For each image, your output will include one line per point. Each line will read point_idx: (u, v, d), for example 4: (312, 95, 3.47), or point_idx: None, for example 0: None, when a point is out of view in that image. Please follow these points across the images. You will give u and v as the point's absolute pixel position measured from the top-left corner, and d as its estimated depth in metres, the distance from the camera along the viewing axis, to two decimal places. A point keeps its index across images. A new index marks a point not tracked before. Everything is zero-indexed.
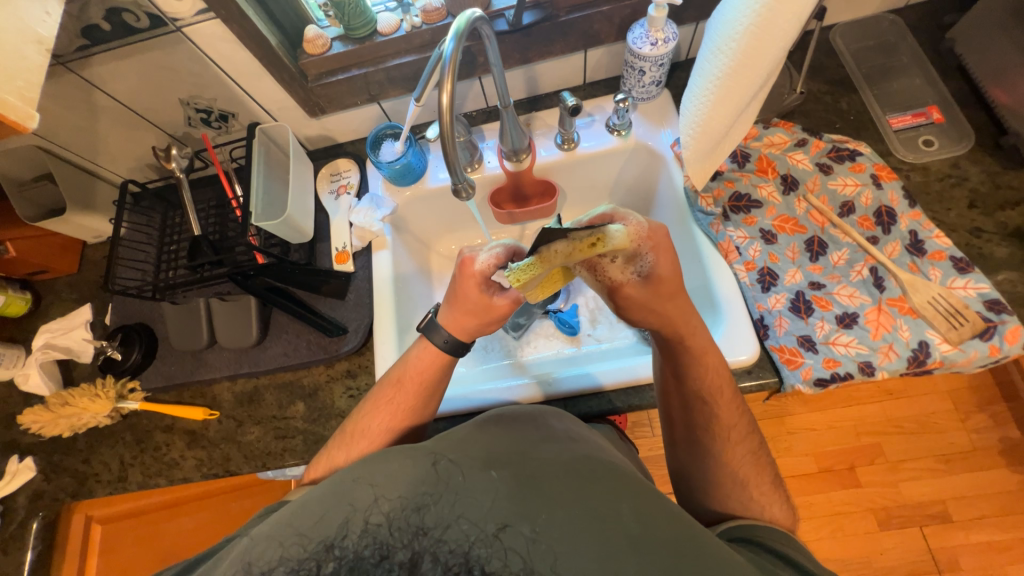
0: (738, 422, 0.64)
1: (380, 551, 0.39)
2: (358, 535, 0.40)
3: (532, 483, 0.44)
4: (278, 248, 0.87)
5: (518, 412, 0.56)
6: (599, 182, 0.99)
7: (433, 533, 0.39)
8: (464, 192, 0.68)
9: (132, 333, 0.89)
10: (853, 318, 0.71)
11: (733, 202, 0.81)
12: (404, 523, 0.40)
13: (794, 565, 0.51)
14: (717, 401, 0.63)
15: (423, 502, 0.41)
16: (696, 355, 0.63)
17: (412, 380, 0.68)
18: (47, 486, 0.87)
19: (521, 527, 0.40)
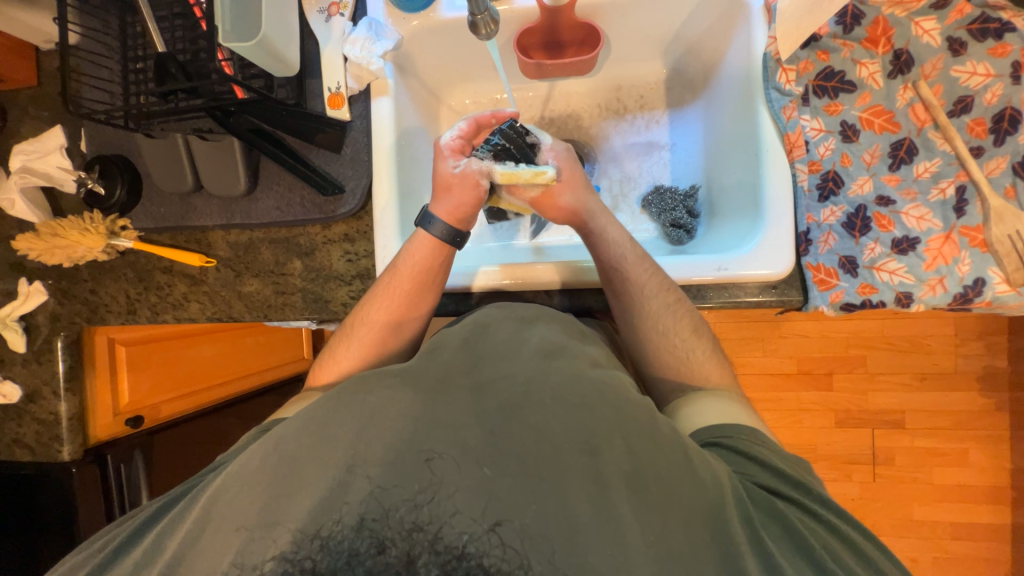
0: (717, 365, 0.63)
1: (376, 544, 0.34)
2: (349, 524, 0.35)
3: (537, 459, 0.38)
4: (261, 81, 0.73)
5: (517, 333, 0.54)
6: (653, 36, 0.80)
7: (430, 529, 0.34)
8: (483, 27, 0.60)
9: (112, 165, 0.81)
10: (912, 243, 0.62)
11: (820, 81, 0.64)
12: (399, 515, 0.35)
13: (767, 466, 0.48)
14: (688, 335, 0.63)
15: (418, 499, 0.36)
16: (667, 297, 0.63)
17: (410, 270, 0.66)
18: (62, 310, 0.90)
19: (516, 521, 0.36)
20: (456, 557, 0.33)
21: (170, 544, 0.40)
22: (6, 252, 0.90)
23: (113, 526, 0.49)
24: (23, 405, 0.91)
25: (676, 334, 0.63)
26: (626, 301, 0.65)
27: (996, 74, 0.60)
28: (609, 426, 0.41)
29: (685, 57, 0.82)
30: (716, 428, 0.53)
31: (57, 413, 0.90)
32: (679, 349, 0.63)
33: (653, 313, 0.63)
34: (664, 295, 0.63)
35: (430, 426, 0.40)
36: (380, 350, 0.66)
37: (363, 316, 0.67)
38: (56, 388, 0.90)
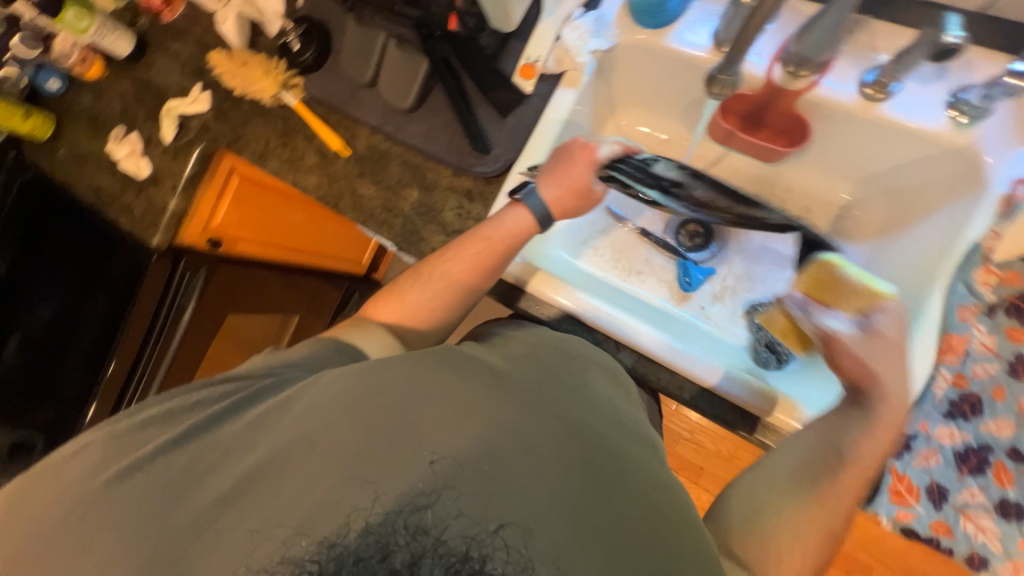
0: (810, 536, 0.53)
1: (381, 549, 0.38)
2: (358, 533, 0.40)
3: (538, 514, 0.43)
4: (473, 20, 0.75)
5: (558, 363, 0.59)
6: (861, 164, 0.73)
7: (433, 532, 0.40)
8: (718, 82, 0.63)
9: (314, 30, 0.87)
10: (1019, 512, 0.59)
11: (1021, 300, 0.55)
12: (401, 522, 0.41)
13: None
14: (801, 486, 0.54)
15: (422, 503, 0.42)
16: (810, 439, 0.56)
17: (501, 240, 0.66)
18: (213, 125, 0.99)
19: (519, 526, 0.42)
20: (460, 559, 0.38)
21: (267, 437, 0.49)
22: (197, 56, 1.00)
23: (205, 383, 0.56)
24: (146, 184, 1.02)
25: (813, 517, 0.52)
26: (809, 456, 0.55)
27: None
28: (597, 510, 0.45)
29: (880, 196, 0.75)
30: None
31: (167, 206, 1.01)
32: (800, 534, 0.52)
33: (816, 476, 0.54)
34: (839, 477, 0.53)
35: (453, 436, 0.46)
36: (434, 306, 0.66)
37: (434, 262, 0.67)
38: (177, 185, 1.01)
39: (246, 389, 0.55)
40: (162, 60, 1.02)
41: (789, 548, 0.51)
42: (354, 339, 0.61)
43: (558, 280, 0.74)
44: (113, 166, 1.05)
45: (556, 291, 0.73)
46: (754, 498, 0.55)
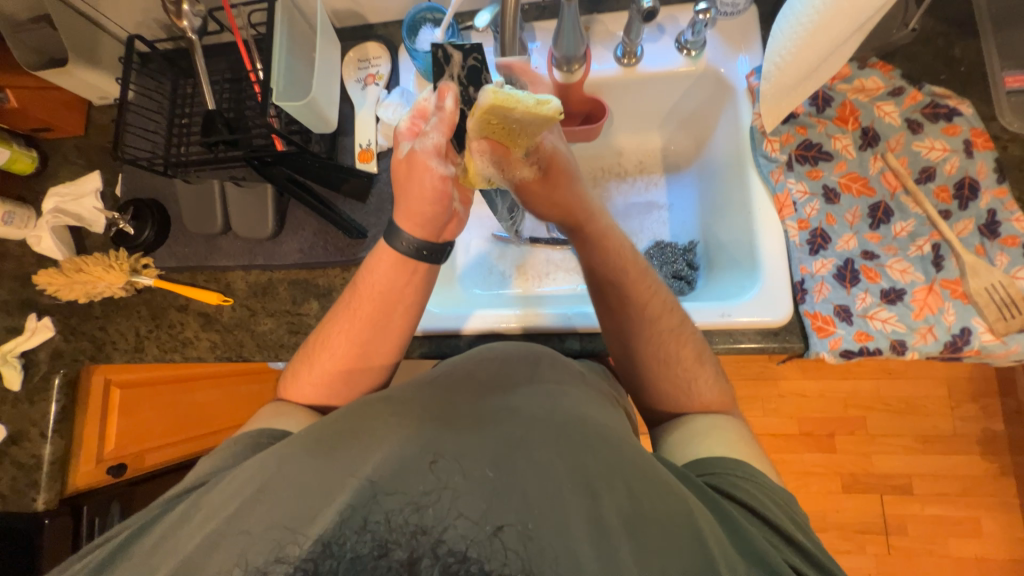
0: (700, 374, 0.64)
1: (379, 548, 0.35)
2: (357, 532, 0.36)
3: (540, 493, 0.39)
4: (299, 136, 0.79)
5: (513, 360, 0.59)
6: (653, 111, 0.90)
7: (433, 532, 0.36)
8: None
9: (144, 208, 0.85)
10: (899, 294, 0.67)
11: (801, 150, 0.73)
12: (400, 520, 0.36)
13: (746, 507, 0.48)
14: (670, 362, 0.64)
15: (422, 501, 0.38)
16: (650, 339, 0.65)
17: (399, 305, 0.67)
18: (66, 346, 0.89)
19: (518, 525, 0.37)
20: (458, 560, 0.34)
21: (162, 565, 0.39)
22: (20, 288, 0.91)
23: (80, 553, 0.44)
24: (5, 446, 0.86)
25: (680, 362, 0.64)
26: (626, 321, 0.65)
27: (951, 149, 0.69)
28: (604, 464, 0.43)
29: (680, 129, 0.92)
30: (728, 460, 0.53)
31: (40, 456, 0.86)
32: (681, 378, 0.64)
33: (653, 338, 0.64)
34: (666, 318, 0.65)
35: (438, 446, 0.42)
36: (346, 382, 0.67)
37: (323, 342, 0.68)
38: (45, 430, 0.87)
39: (116, 540, 0.44)
40: None
41: (669, 385, 0.65)
42: None
43: (437, 314, 0.79)
44: None
45: (451, 327, 0.78)
46: (645, 372, 0.66)
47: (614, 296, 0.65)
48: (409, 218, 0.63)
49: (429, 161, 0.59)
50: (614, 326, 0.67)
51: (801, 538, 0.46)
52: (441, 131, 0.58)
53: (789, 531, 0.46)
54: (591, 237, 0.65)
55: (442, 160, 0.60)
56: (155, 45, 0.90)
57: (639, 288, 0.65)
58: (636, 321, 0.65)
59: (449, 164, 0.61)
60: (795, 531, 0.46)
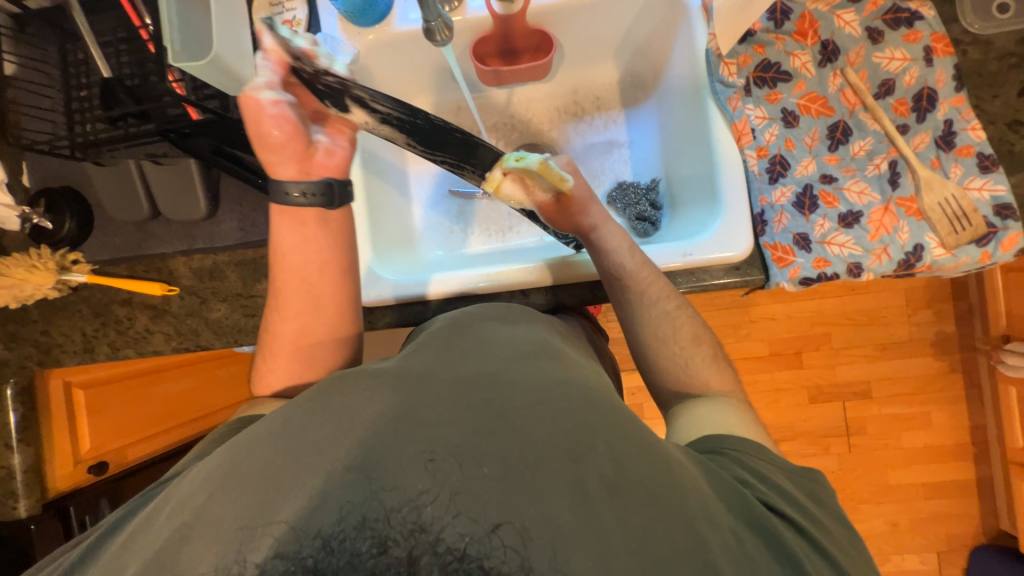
0: (698, 350, 0.65)
1: (378, 543, 0.33)
2: (357, 529, 0.33)
3: (521, 462, 0.38)
4: (215, 101, 0.73)
5: (492, 329, 0.57)
6: (605, 39, 0.83)
7: (433, 530, 0.33)
8: (437, 34, 0.67)
9: (59, 197, 0.77)
10: (856, 217, 0.66)
11: (760, 72, 0.69)
12: (400, 517, 0.34)
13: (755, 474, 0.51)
14: (669, 343, 0.65)
15: (422, 499, 0.35)
16: (652, 321, 0.65)
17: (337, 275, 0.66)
18: (9, 355, 0.84)
19: (515, 522, 0.35)
20: (457, 558, 0.33)
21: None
22: None
23: (59, 553, 0.45)
24: None
25: (678, 341, 0.65)
26: (629, 308, 0.66)
27: (911, 58, 0.66)
28: (586, 429, 0.41)
29: (635, 58, 0.86)
30: (714, 438, 0.55)
31: (9, 467, 0.84)
32: (679, 358, 0.65)
33: (653, 320, 0.65)
34: (665, 302, 0.65)
35: (416, 428, 0.39)
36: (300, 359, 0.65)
37: (268, 324, 0.66)
38: (8, 441, 0.83)
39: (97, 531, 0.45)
40: None
41: (668, 363, 0.65)
42: None
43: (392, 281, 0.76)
44: None
45: (410, 294, 0.75)
46: (646, 355, 0.66)
47: (616, 284, 0.66)
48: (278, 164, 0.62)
49: (260, 95, 0.58)
50: (619, 313, 0.68)
51: (787, 490, 0.50)
52: (268, 64, 0.58)
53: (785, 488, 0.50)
54: (596, 237, 0.68)
55: (274, 90, 0.59)
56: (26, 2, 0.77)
57: (639, 276, 0.65)
58: (638, 308, 0.66)
59: (284, 92, 0.59)
60: (784, 486, 0.50)
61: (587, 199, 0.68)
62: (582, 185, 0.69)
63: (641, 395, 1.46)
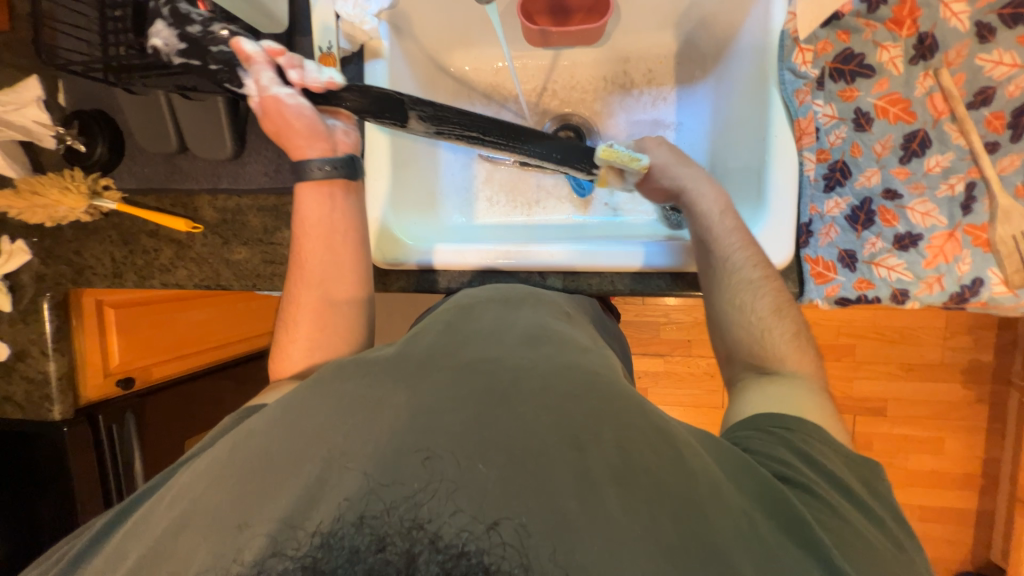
0: (782, 327, 0.58)
1: (375, 542, 0.31)
2: (353, 525, 0.32)
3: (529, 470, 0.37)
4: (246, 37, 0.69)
5: (502, 313, 0.56)
6: (667, 4, 0.75)
7: (430, 527, 0.32)
8: None
9: (91, 121, 0.77)
10: (914, 240, 0.61)
11: (838, 63, 0.61)
12: (398, 512, 0.33)
13: (824, 471, 0.46)
14: (749, 313, 0.59)
15: (418, 498, 0.34)
16: (726, 286, 0.61)
17: (346, 235, 0.66)
18: (46, 270, 0.87)
19: (513, 519, 0.33)
20: (455, 555, 0.31)
21: (144, 530, 0.39)
22: None
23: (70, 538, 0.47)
24: (12, 363, 0.90)
25: (757, 310, 0.59)
26: (709, 273, 0.63)
27: (1022, 65, 0.57)
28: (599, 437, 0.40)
29: (698, 29, 0.77)
30: (782, 418, 0.51)
31: (46, 372, 0.90)
32: (755, 328, 0.59)
33: (731, 286, 0.61)
34: (748, 267, 0.61)
35: (428, 423, 0.39)
36: (315, 324, 0.64)
37: (292, 298, 0.66)
38: (44, 348, 0.89)
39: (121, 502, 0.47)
40: None
41: (746, 338, 0.59)
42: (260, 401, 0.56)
43: (410, 247, 0.75)
44: None
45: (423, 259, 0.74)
46: (721, 325, 0.62)
47: (698, 242, 0.64)
48: (305, 147, 0.63)
49: (274, 92, 0.61)
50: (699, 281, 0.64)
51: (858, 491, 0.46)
52: (258, 66, 0.60)
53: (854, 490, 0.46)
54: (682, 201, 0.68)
55: (284, 85, 0.62)
56: None
57: (722, 236, 0.63)
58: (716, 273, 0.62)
59: (292, 86, 0.62)
60: (830, 464, 0.47)
61: (673, 169, 0.70)
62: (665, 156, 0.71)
63: (647, 382, 1.45)
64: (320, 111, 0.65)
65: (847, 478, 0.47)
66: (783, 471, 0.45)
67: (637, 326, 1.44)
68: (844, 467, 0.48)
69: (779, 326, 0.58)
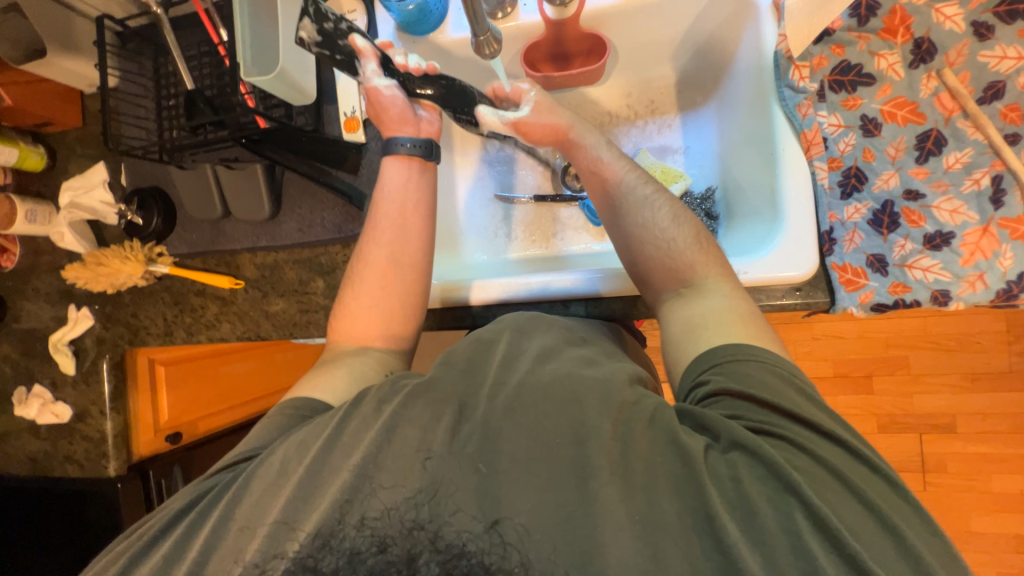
0: (681, 237, 0.61)
1: (379, 543, 0.40)
2: (358, 526, 0.41)
3: None
4: (280, 110, 0.77)
5: (525, 339, 0.57)
6: (662, 39, 0.79)
7: (430, 528, 0.41)
8: (486, 48, 0.67)
9: (149, 197, 0.86)
10: (946, 238, 0.59)
11: (836, 75, 0.62)
12: (401, 516, 0.42)
13: (765, 403, 0.45)
14: (651, 232, 0.62)
15: (420, 499, 0.42)
16: (631, 217, 0.64)
17: (415, 211, 0.71)
18: (106, 333, 0.95)
19: (509, 520, 0.41)
20: (455, 554, 0.40)
21: None
22: (59, 281, 0.97)
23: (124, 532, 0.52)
24: (74, 424, 0.96)
25: (658, 223, 0.62)
26: (610, 203, 0.67)
27: None
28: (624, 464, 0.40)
29: (694, 59, 0.81)
30: (707, 353, 0.51)
31: (104, 431, 0.96)
32: (661, 240, 0.61)
33: (634, 208, 0.64)
34: (643, 190, 0.65)
35: None
36: (379, 282, 0.69)
37: (362, 253, 0.71)
38: (104, 408, 0.95)
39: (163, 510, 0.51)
40: (28, 303, 0.98)
41: (656, 257, 0.61)
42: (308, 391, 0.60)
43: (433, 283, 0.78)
44: (34, 429, 0.99)
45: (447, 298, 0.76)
46: (631, 250, 0.64)
47: (596, 181, 0.69)
48: (399, 131, 0.72)
49: (376, 83, 0.68)
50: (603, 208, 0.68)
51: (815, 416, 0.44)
52: (366, 58, 0.66)
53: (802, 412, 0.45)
54: (573, 138, 0.72)
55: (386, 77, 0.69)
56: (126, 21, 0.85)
57: (614, 171, 0.68)
58: (619, 200, 0.66)
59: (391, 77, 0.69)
60: (768, 380, 0.47)
61: (556, 106, 0.73)
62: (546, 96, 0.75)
63: None
64: (410, 99, 0.73)
65: (788, 402, 0.45)
66: (737, 421, 0.45)
67: None
68: (779, 382, 0.47)
69: (682, 235, 0.61)
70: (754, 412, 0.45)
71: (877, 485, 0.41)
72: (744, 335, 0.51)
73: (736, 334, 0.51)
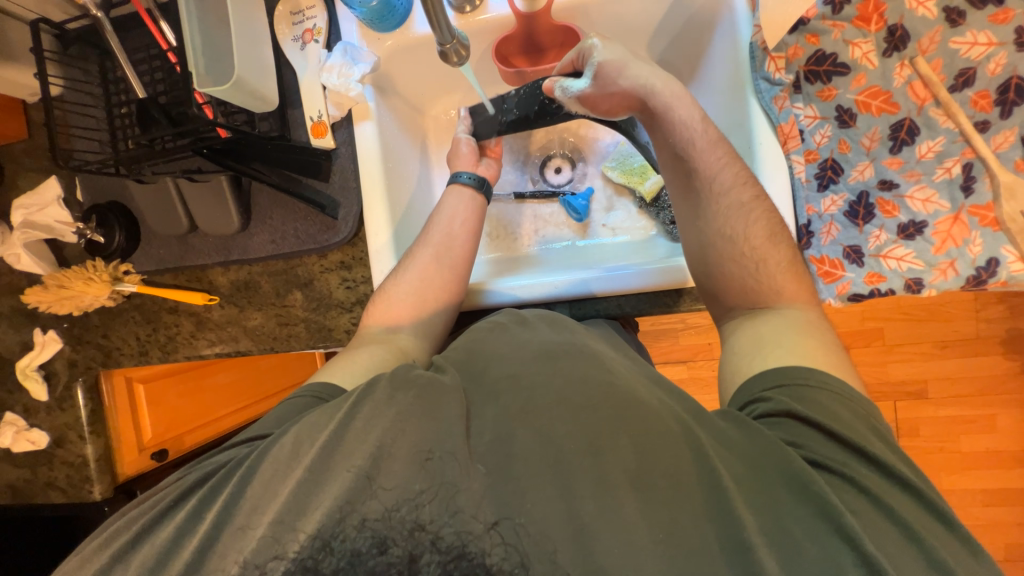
0: (772, 254, 0.59)
1: (379, 544, 0.40)
2: (357, 528, 0.41)
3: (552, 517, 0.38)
4: (242, 119, 0.73)
5: (518, 339, 0.58)
6: (635, 29, 0.77)
7: (431, 529, 0.41)
8: (453, 55, 0.55)
9: (108, 213, 0.82)
10: (919, 227, 0.60)
11: (811, 65, 0.62)
12: (401, 516, 0.42)
13: (837, 438, 0.46)
14: (743, 242, 0.59)
15: (420, 499, 0.42)
16: (718, 222, 0.60)
17: (466, 228, 0.75)
18: (78, 356, 0.91)
19: (511, 520, 0.42)
20: (455, 556, 0.40)
21: None
22: (20, 304, 0.92)
23: (118, 515, 0.54)
24: (52, 450, 0.93)
25: (748, 239, 0.59)
26: (694, 200, 0.62)
27: (998, 42, 0.57)
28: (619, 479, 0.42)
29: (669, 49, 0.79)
30: (782, 372, 0.52)
31: (85, 456, 0.93)
32: (747, 259, 0.59)
33: (722, 214, 0.60)
34: (738, 190, 0.60)
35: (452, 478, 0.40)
36: (420, 275, 0.71)
37: (413, 251, 0.73)
38: (82, 432, 0.92)
39: (163, 498, 0.52)
40: None
41: (739, 269, 0.60)
42: (328, 376, 0.62)
43: None
44: (11, 456, 0.95)
45: (468, 303, 0.76)
46: (711, 257, 0.61)
47: (687, 169, 0.62)
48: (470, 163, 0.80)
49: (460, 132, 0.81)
50: (682, 201, 0.64)
51: (891, 461, 0.45)
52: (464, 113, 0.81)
53: (875, 454, 0.45)
54: (657, 111, 0.63)
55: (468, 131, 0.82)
56: (64, 23, 0.79)
57: (711, 161, 0.61)
58: (707, 197, 0.61)
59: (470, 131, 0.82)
60: (842, 416, 0.48)
61: (631, 67, 0.64)
62: (618, 53, 0.65)
63: None
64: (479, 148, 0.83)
65: (863, 441, 0.46)
66: (795, 448, 0.46)
67: (655, 336, 1.42)
68: (855, 421, 0.48)
69: (774, 254, 0.58)
70: (831, 448, 0.46)
71: (932, 534, 0.42)
72: (819, 363, 0.52)
73: (808, 361, 0.52)
